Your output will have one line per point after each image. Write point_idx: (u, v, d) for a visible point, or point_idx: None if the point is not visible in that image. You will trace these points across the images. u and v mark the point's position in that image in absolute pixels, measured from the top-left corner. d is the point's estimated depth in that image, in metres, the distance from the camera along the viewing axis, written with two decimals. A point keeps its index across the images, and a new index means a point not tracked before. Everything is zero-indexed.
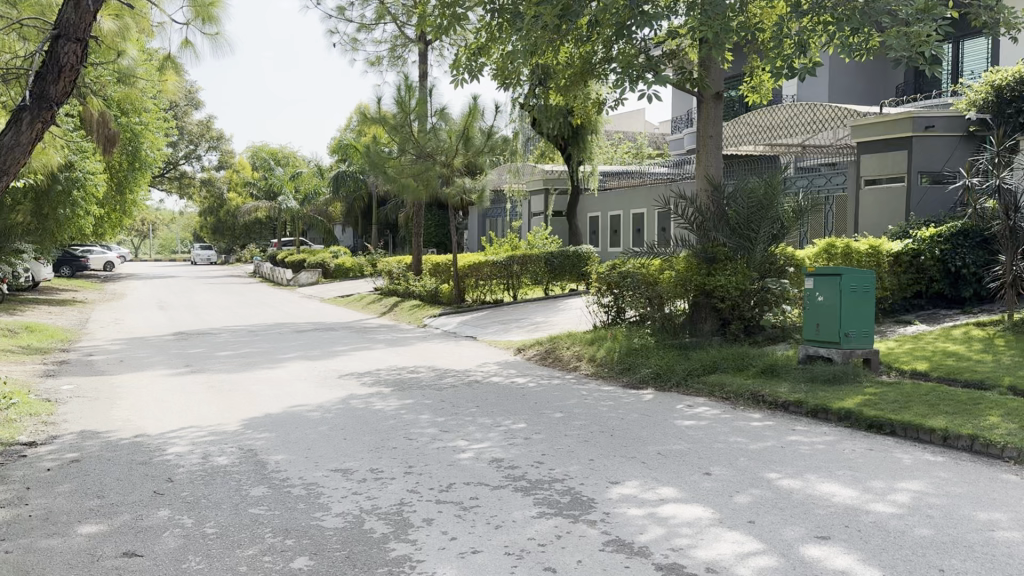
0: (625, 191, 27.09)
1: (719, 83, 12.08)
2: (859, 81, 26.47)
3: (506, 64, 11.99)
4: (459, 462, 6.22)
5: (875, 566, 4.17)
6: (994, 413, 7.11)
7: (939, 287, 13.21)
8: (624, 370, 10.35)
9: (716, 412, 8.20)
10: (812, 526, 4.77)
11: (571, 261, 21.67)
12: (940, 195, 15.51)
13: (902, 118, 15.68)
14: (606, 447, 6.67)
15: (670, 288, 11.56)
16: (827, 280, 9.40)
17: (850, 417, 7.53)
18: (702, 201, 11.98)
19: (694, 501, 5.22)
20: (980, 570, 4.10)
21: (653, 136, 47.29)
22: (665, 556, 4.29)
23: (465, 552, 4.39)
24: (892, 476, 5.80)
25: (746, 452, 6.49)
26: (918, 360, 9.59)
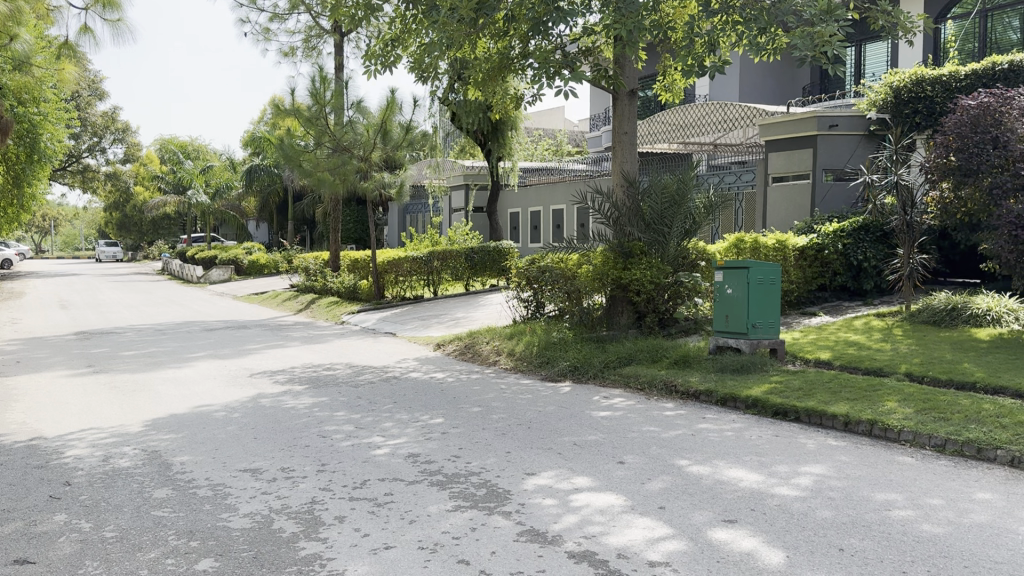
0: (544, 187, 27.27)
1: (633, 82, 12.27)
2: (768, 81, 27.36)
3: (421, 57, 11.87)
4: (373, 458, 6.13)
5: (779, 547, 4.30)
6: (891, 398, 7.47)
7: (842, 280, 13.77)
8: (543, 363, 10.40)
9: (631, 403, 8.33)
10: (720, 510, 4.90)
11: (491, 256, 21.55)
12: (843, 192, 16.15)
13: (807, 118, 16.26)
14: (522, 439, 6.69)
15: (587, 282, 11.72)
16: (735, 273, 9.68)
17: (757, 405, 7.77)
18: (618, 197, 12.09)
19: (607, 489, 5.29)
20: (877, 549, 4.28)
21: (573, 134, 47.72)
22: (578, 544, 4.32)
23: (377, 548, 4.32)
24: (797, 461, 6.01)
25: (658, 441, 6.62)
26: (822, 350, 9.97)
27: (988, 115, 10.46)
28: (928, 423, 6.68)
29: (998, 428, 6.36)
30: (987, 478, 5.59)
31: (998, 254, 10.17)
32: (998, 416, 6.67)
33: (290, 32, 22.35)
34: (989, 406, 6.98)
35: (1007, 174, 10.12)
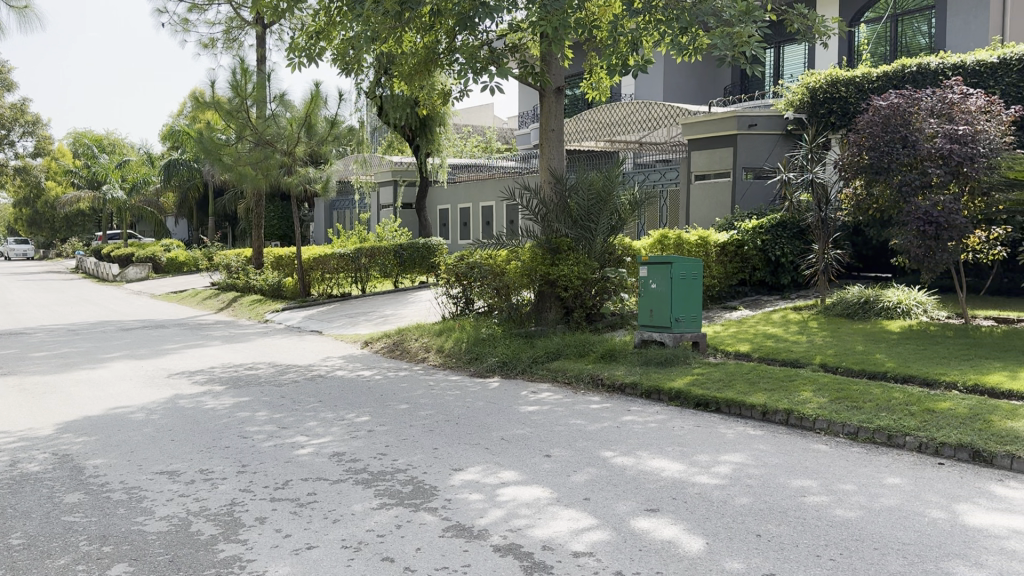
0: (473, 183, 27.25)
1: (560, 79, 12.35)
2: (691, 80, 27.92)
3: (346, 50, 11.70)
4: (297, 458, 6.02)
5: (699, 534, 4.41)
6: (806, 388, 7.74)
7: (761, 275, 14.19)
8: (471, 360, 10.39)
9: (558, 397, 8.41)
10: (643, 499, 4.99)
11: (420, 253, 21.46)
12: (761, 189, 16.66)
13: (727, 117, 16.71)
14: (450, 435, 6.69)
15: (515, 279, 11.75)
16: (659, 268, 9.86)
17: (680, 397, 7.94)
18: (546, 193, 12.15)
19: (534, 482, 5.32)
20: (792, 534, 4.42)
21: (502, 131, 47.80)
22: (503, 538, 4.33)
23: (299, 548, 4.25)
24: (717, 450, 6.17)
25: (584, 434, 6.70)
26: (742, 343, 10.26)
27: (898, 115, 10.90)
28: (841, 411, 6.95)
29: (906, 416, 6.67)
30: (897, 463, 5.85)
31: (906, 249, 10.73)
32: (907, 404, 6.99)
33: (210, 23, 21.76)
34: (899, 394, 7.30)
35: (915, 172, 10.61)
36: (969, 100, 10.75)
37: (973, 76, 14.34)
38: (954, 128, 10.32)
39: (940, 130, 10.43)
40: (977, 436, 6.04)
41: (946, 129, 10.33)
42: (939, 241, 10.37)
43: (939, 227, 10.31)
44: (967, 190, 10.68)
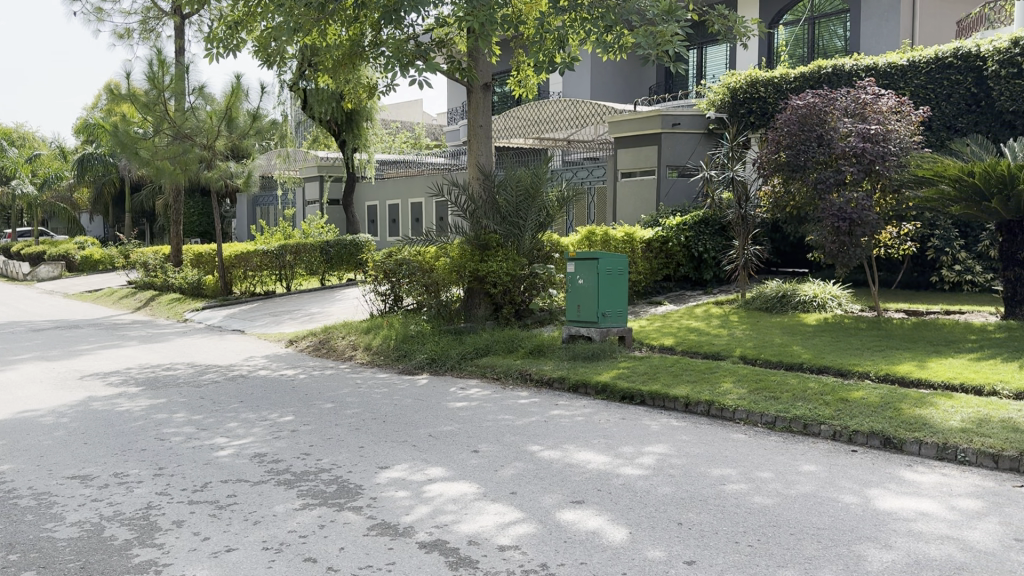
0: (402, 180, 27.02)
1: (487, 75, 12.31)
2: (617, 79, 28.28)
3: (268, 42, 11.44)
4: (216, 460, 5.86)
5: (623, 524, 4.48)
6: (727, 379, 7.96)
7: (685, 271, 14.50)
8: (400, 357, 10.30)
9: (486, 392, 8.42)
10: (568, 491, 5.04)
11: (346, 249, 21.17)
12: (685, 186, 17.01)
13: (652, 116, 17.01)
14: (376, 433, 6.61)
15: (444, 276, 11.70)
16: (586, 264, 9.98)
17: (606, 390, 8.05)
18: (474, 189, 12.13)
19: (461, 478, 5.31)
20: (712, 522, 4.53)
21: (430, 127, 47.56)
22: (429, 535, 4.31)
23: (218, 551, 4.15)
24: (641, 442, 6.28)
25: (511, 429, 6.72)
26: (666, 336, 10.46)
27: (814, 114, 11.20)
28: (760, 402, 7.17)
29: (821, 405, 6.91)
30: (812, 451, 6.05)
31: (821, 244, 11.13)
32: (822, 393, 7.25)
33: (126, 12, 21.01)
34: (814, 384, 7.57)
35: (831, 170, 11.00)
36: (881, 100, 11.18)
37: (884, 78, 14.93)
38: (867, 128, 10.72)
39: (853, 130, 10.81)
40: (887, 423, 6.31)
41: (860, 129, 10.73)
42: (852, 237, 10.81)
43: (853, 224, 10.73)
44: (878, 187, 11.12)
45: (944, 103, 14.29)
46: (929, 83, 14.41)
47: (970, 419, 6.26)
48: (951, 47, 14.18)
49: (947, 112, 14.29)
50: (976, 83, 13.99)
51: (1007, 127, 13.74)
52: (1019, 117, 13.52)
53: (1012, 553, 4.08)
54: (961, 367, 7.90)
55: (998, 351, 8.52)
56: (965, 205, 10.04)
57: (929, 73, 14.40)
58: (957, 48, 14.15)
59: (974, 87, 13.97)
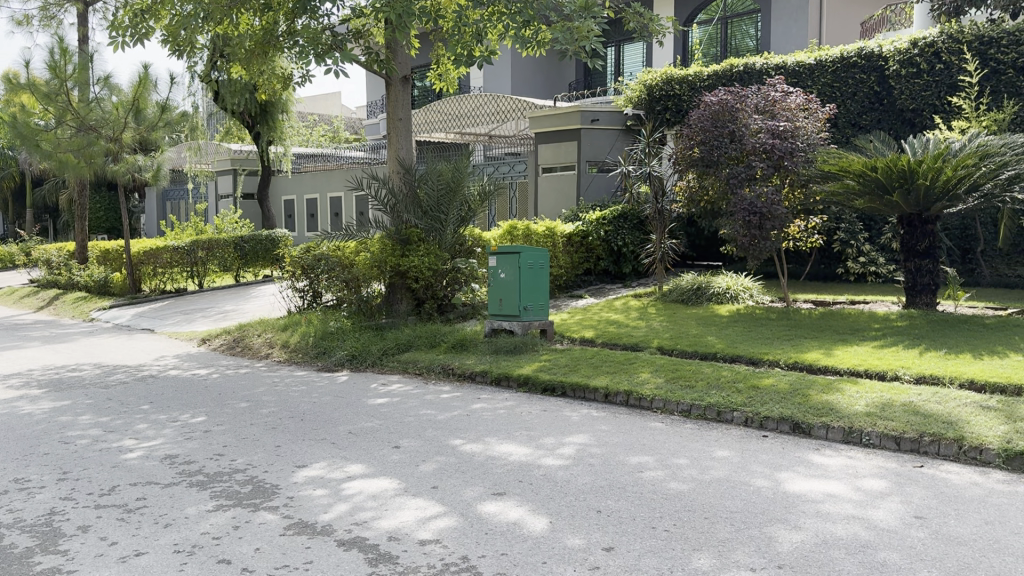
0: (320, 174, 26.55)
1: (406, 68, 12.22)
2: (537, 74, 28.44)
3: (177, 30, 11.05)
4: (125, 462, 5.65)
5: (543, 514, 4.51)
6: (645, 370, 8.14)
7: (605, 264, 14.71)
8: (319, 354, 10.13)
9: (407, 388, 8.36)
10: (489, 484, 5.05)
11: (262, 246, 20.64)
12: (604, 181, 17.24)
13: (571, 112, 17.17)
14: (294, 431, 6.48)
15: (365, 271, 11.47)
16: (507, 258, 10.01)
17: (528, 382, 8.10)
18: (395, 183, 12.02)
19: (381, 474, 5.26)
20: (630, 509, 4.62)
21: (350, 120, 46.87)
22: (348, 532, 4.25)
23: (127, 556, 4.00)
24: (562, 433, 6.35)
25: (433, 423, 6.69)
26: (586, 329, 10.61)
27: (726, 111, 11.46)
28: (676, 390, 7.35)
29: (734, 392, 7.14)
30: (726, 437, 6.23)
31: (734, 238, 11.46)
32: (735, 381, 7.49)
33: None
34: (727, 373, 7.80)
35: (742, 166, 11.34)
36: (789, 98, 11.55)
37: (794, 76, 15.48)
38: (777, 125, 11.07)
39: (763, 126, 11.14)
40: (796, 409, 6.56)
41: (770, 125, 11.08)
42: (763, 230, 11.19)
43: (763, 217, 11.11)
44: (787, 182, 11.51)
45: (849, 101, 14.89)
46: (835, 82, 15.01)
47: (874, 403, 6.56)
48: (855, 47, 14.79)
49: (852, 110, 14.89)
50: (878, 82, 14.60)
51: (907, 124, 14.42)
52: (918, 115, 14.21)
53: (912, 530, 4.30)
54: (865, 354, 8.27)
55: (898, 338, 8.95)
56: (869, 199, 10.50)
57: (836, 72, 14.98)
58: (860, 48, 14.74)
59: (876, 85, 14.57)
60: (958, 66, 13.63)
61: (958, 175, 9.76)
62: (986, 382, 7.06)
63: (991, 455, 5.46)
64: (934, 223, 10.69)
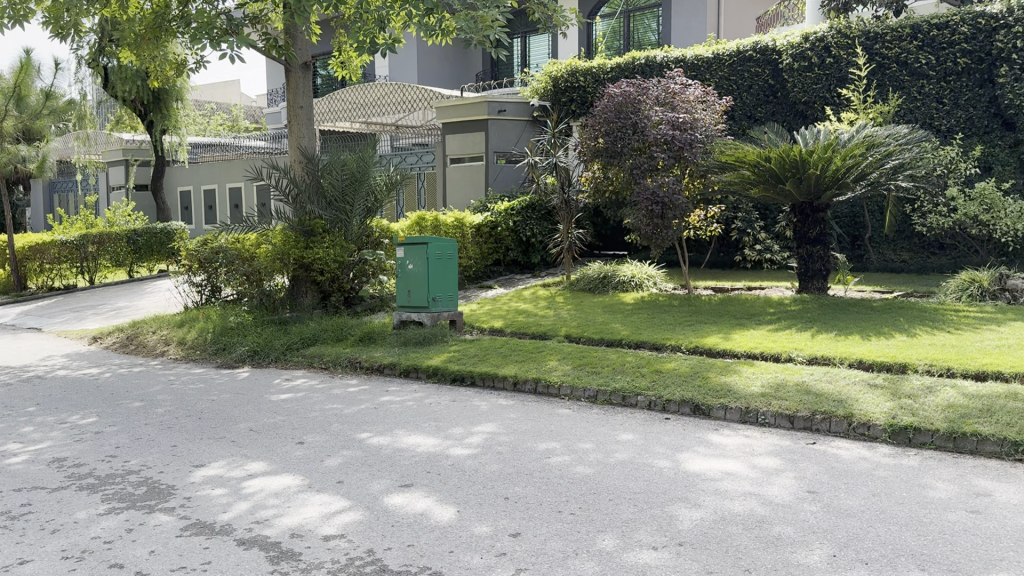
0: (219, 164, 25.68)
1: (305, 54, 11.92)
2: (444, 64, 28.28)
3: (60, 12, 10.50)
4: (6, 468, 5.33)
5: (451, 504, 4.51)
6: (553, 357, 8.24)
7: (514, 255, 14.78)
8: (219, 350, 9.81)
9: (312, 382, 8.20)
10: (397, 476, 5.01)
11: (157, 239, 19.78)
12: (512, 172, 17.29)
13: (478, 102, 17.12)
14: (191, 430, 6.26)
15: (267, 263, 11.17)
16: (415, 249, 9.92)
17: (437, 373, 8.08)
18: (297, 173, 11.69)
19: (283, 471, 5.14)
20: (537, 494, 4.66)
21: (249, 108, 45.45)
22: (248, 531, 4.13)
23: (9, 565, 3.78)
24: (470, 422, 6.35)
25: (339, 418, 6.59)
26: (495, 319, 10.66)
27: (629, 103, 11.68)
28: (583, 377, 7.47)
29: (638, 377, 7.31)
30: (630, 421, 6.37)
31: (638, 227, 11.73)
32: (639, 366, 7.68)
33: None
34: (632, 358, 7.98)
35: (644, 157, 11.57)
36: (688, 90, 11.86)
37: (693, 70, 15.92)
38: (676, 117, 11.31)
39: (664, 118, 11.38)
40: (697, 391, 6.77)
41: (670, 117, 11.32)
42: (665, 220, 11.49)
43: (664, 207, 11.40)
44: (688, 172, 11.81)
45: (745, 94, 15.41)
46: (732, 75, 15.50)
47: (769, 383, 6.84)
48: (751, 41, 15.31)
49: (747, 103, 15.43)
50: (773, 75, 15.16)
51: (799, 116, 15.02)
52: (809, 108, 14.79)
53: (804, 505, 4.50)
54: (761, 337, 8.59)
55: (792, 322, 9.35)
56: (764, 188, 10.90)
57: (733, 65, 15.48)
58: (755, 42, 15.28)
59: (771, 79, 15.14)
60: (846, 60, 14.28)
61: (846, 164, 10.22)
62: (872, 361, 7.45)
63: (878, 430, 5.77)
64: (824, 211, 11.18)
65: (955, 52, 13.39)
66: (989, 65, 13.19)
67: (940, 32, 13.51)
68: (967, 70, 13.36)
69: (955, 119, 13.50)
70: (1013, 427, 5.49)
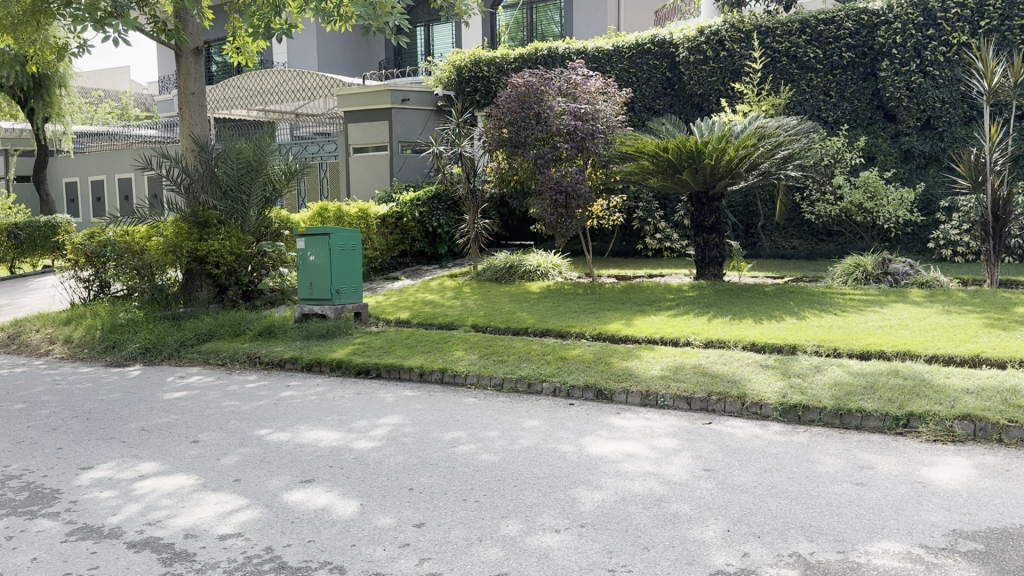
0: (108, 153, 24.51)
1: (198, 39, 11.50)
2: (346, 51, 27.77)
3: None
4: None
5: (353, 498, 4.46)
6: (459, 347, 8.24)
7: (420, 246, 14.70)
8: (108, 348, 9.38)
9: (209, 379, 7.94)
10: (297, 472, 4.92)
11: (40, 232, 18.63)
12: (417, 162, 17.16)
13: (381, 91, 16.85)
14: (78, 432, 5.97)
15: (158, 256, 10.71)
16: (317, 240, 9.72)
17: (341, 366, 7.96)
18: (189, 163, 11.28)
19: (177, 471, 4.96)
20: (442, 484, 4.66)
21: (139, 96, 43.44)
22: (139, 533, 3.98)
23: None
24: (374, 415, 6.29)
25: (237, 414, 6.41)
26: (401, 310, 10.58)
27: (532, 93, 11.75)
28: (489, 366, 7.50)
29: (543, 364, 7.41)
30: (536, 408, 6.44)
31: (543, 216, 11.85)
32: (543, 353, 7.77)
33: None
34: (537, 346, 8.07)
35: (548, 147, 11.67)
36: (589, 81, 12.01)
37: (594, 61, 16.14)
38: (578, 107, 11.47)
39: (567, 108, 11.51)
40: (599, 376, 6.92)
41: (572, 108, 11.45)
42: (569, 209, 11.68)
43: (568, 197, 11.55)
44: (590, 162, 11.98)
45: (644, 86, 15.74)
46: (631, 68, 15.82)
47: (668, 366, 7.06)
48: (649, 35, 15.64)
49: (646, 95, 15.76)
50: (670, 69, 15.55)
51: (695, 109, 15.49)
52: (705, 100, 15.29)
53: (700, 482, 4.66)
54: (661, 323, 8.84)
55: (691, 307, 9.65)
56: (662, 178, 11.18)
57: (632, 58, 15.79)
58: (654, 35, 15.61)
59: (668, 72, 15.53)
60: (740, 54, 14.79)
61: (740, 155, 10.58)
62: (765, 343, 7.77)
63: (769, 409, 6.03)
64: (719, 201, 11.55)
65: (841, 47, 14.05)
66: (871, 58, 13.91)
67: (826, 27, 14.15)
68: (852, 63, 14.05)
69: (842, 111, 14.18)
70: (894, 402, 5.83)
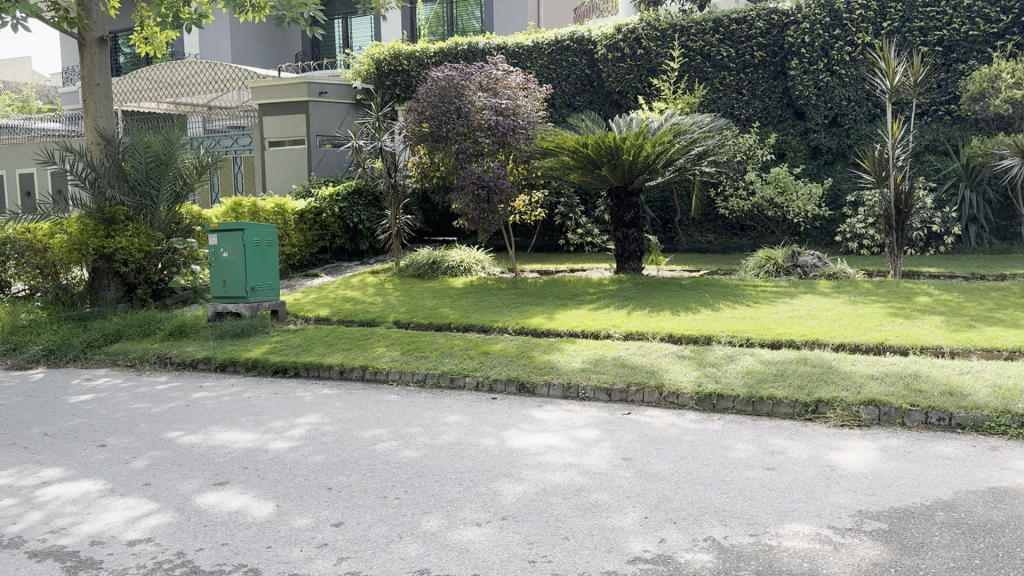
0: (8, 146, 23.32)
1: (103, 28, 11.03)
2: (260, 45, 27.24)
3: None
4: None
5: (269, 499, 4.37)
6: (380, 344, 8.17)
7: (340, 242, 14.53)
8: (9, 350, 8.94)
9: (117, 381, 7.65)
10: (211, 474, 4.80)
11: None
12: (335, 157, 16.92)
13: (297, 83, 16.49)
14: None
15: (62, 254, 10.36)
16: (230, 236, 9.47)
17: (257, 365, 7.79)
18: (94, 156, 10.82)
19: (83, 476, 4.77)
20: (361, 482, 4.62)
21: (41, 87, 41.39)
22: (41, 542, 3.81)
23: None
24: (293, 414, 6.18)
25: (147, 417, 6.20)
26: (321, 307, 10.42)
27: (452, 88, 11.71)
28: (410, 362, 7.47)
29: (466, 359, 7.41)
30: (458, 403, 6.44)
31: (464, 211, 11.83)
32: (466, 348, 7.77)
33: None
34: (459, 341, 8.06)
35: (469, 142, 11.66)
36: (510, 77, 12.04)
37: (514, 57, 16.21)
38: (498, 102, 11.47)
39: (487, 103, 11.51)
40: (521, 370, 6.97)
41: (493, 103, 11.45)
42: (491, 205, 11.69)
43: (490, 192, 11.57)
44: (511, 158, 12.03)
45: (564, 83, 15.88)
46: (551, 63, 15.93)
47: (588, 359, 7.15)
48: (568, 31, 15.80)
49: (566, 91, 15.92)
50: (588, 66, 15.76)
51: (614, 105, 15.72)
52: (623, 97, 15.53)
53: (619, 471, 4.75)
54: (582, 316, 8.95)
55: (611, 301, 9.81)
56: (582, 173, 11.32)
57: (551, 54, 15.90)
58: (573, 32, 15.79)
59: (587, 68, 15.72)
60: (656, 51, 15.07)
61: (656, 151, 10.79)
62: (681, 335, 7.96)
63: (685, 398, 6.19)
64: (638, 195, 11.75)
65: (752, 46, 14.47)
66: (781, 58, 14.39)
67: (738, 27, 14.55)
68: (763, 63, 14.49)
69: (753, 108, 14.62)
70: (803, 390, 6.06)
